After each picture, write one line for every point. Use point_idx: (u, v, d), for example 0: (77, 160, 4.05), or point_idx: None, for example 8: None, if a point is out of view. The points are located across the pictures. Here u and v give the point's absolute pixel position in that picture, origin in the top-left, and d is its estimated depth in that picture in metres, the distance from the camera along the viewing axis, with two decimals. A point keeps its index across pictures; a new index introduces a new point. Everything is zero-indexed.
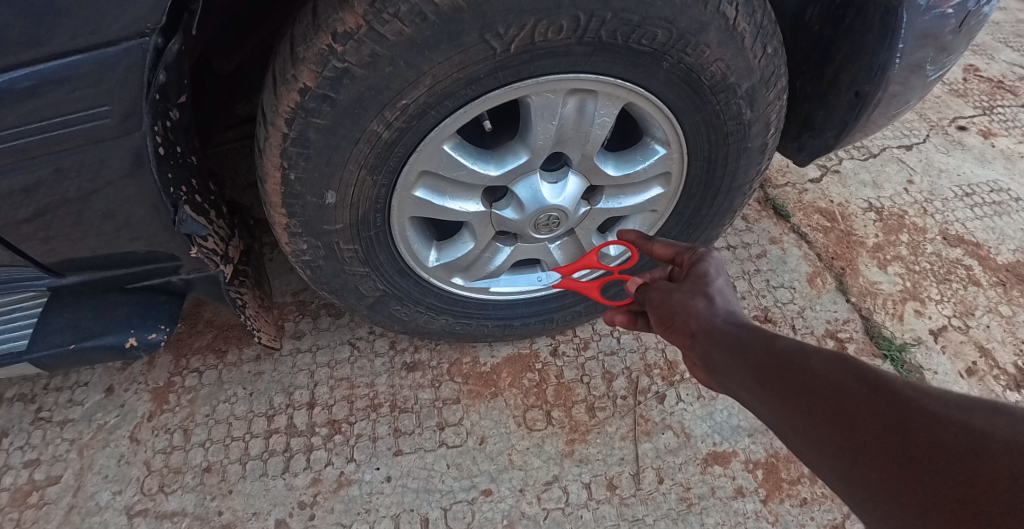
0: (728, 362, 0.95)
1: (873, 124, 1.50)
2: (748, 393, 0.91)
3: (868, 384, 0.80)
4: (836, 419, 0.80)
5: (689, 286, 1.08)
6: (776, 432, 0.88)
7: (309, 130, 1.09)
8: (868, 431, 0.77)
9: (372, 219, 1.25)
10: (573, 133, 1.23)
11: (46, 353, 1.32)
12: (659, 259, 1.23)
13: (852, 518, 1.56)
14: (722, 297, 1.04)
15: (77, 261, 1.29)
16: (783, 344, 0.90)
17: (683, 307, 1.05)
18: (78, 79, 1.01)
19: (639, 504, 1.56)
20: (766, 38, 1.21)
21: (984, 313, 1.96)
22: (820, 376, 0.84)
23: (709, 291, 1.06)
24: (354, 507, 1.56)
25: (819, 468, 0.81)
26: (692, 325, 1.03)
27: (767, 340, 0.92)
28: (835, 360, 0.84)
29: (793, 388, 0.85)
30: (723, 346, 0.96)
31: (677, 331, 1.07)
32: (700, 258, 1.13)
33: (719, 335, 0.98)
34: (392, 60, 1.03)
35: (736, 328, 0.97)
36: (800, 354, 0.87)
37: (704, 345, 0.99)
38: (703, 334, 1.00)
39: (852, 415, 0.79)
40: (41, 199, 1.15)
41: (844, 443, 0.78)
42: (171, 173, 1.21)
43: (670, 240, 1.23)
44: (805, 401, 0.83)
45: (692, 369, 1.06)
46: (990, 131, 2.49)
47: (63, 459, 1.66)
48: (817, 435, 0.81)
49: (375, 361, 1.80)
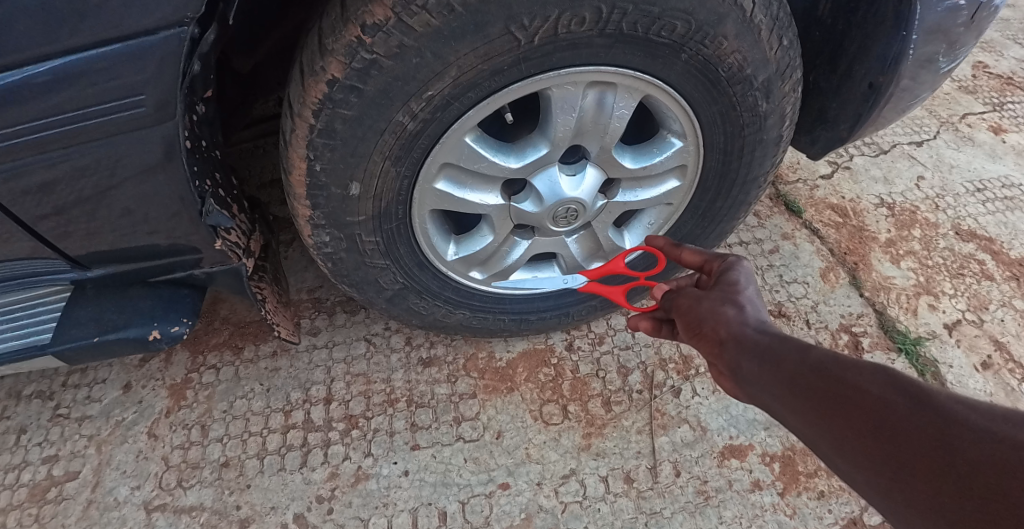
0: (757, 370, 0.96)
1: (885, 118, 1.50)
2: (778, 402, 0.93)
3: (909, 396, 0.79)
4: (873, 429, 0.80)
5: (717, 293, 1.11)
6: (807, 443, 0.88)
7: (335, 121, 1.10)
8: (908, 442, 0.76)
9: (394, 211, 1.26)
10: (592, 125, 1.24)
11: (70, 346, 1.33)
12: (687, 266, 1.26)
13: (870, 511, 1.55)
14: (751, 306, 1.07)
15: (102, 253, 1.31)
16: (816, 354, 0.91)
17: (713, 315, 1.08)
18: (114, 69, 1.02)
19: (655, 497, 1.56)
20: (782, 30, 1.22)
21: (998, 307, 1.96)
22: (859, 387, 0.84)
23: (737, 299, 1.08)
24: (372, 502, 1.57)
25: (853, 480, 0.81)
26: (720, 333, 1.05)
27: (801, 350, 0.93)
28: (874, 371, 0.84)
29: (827, 396, 0.86)
30: (753, 354, 0.98)
31: (704, 339, 1.08)
32: (729, 266, 1.15)
33: (748, 343, 1.00)
34: (419, 51, 1.04)
35: (766, 337, 0.99)
36: (836, 363, 0.88)
37: (732, 353, 1.01)
38: (731, 341, 1.02)
39: (890, 425, 0.79)
40: (70, 190, 1.17)
41: (879, 453, 0.78)
42: (197, 166, 1.23)
43: (698, 246, 1.27)
44: (840, 411, 0.83)
45: (717, 378, 1.08)
46: (1001, 127, 2.48)
47: (81, 455, 1.68)
48: (851, 445, 0.81)
49: (391, 356, 1.81)
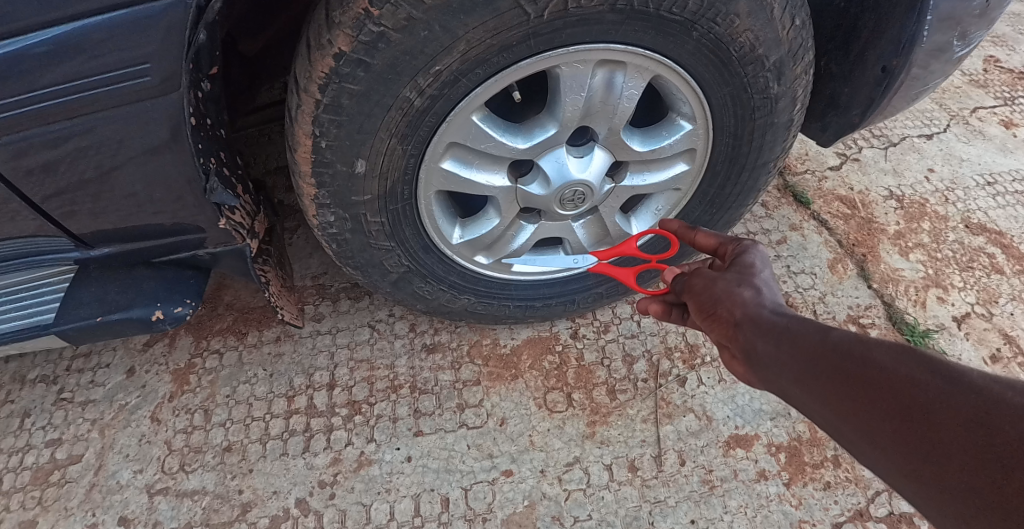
0: (774, 351, 0.93)
1: (897, 104, 1.48)
2: (797, 386, 0.89)
3: (940, 377, 0.76)
4: (903, 412, 0.77)
5: (732, 275, 1.07)
6: (829, 429, 0.85)
7: (342, 96, 1.09)
8: (939, 423, 0.74)
9: (400, 191, 1.25)
10: (601, 106, 1.22)
11: (73, 325, 1.33)
12: (701, 250, 1.24)
13: (877, 503, 1.54)
14: (767, 289, 1.04)
15: (106, 232, 1.30)
16: (838, 334, 0.88)
17: (728, 296, 1.04)
18: (114, 39, 1.01)
19: (660, 486, 1.55)
20: (795, 10, 1.20)
21: (1008, 301, 1.93)
22: (884, 368, 0.81)
23: (754, 281, 1.05)
24: (374, 487, 1.56)
25: (878, 466, 0.79)
26: (733, 314, 1.02)
27: (821, 332, 0.90)
28: (899, 350, 0.81)
29: (851, 378, 0.83)
30: (769, 335, 0.94)
31: (717, 320, 1.05)
32: (744, 249, 1.12)
33: (765, 325, 0.96)
34: (428, 24, 1.03)
35: (783, 318, 0.96)
36: (859, 343, 0.85)
37: (747, 334, 0.98)
38: (745, 322, 0.99)
39: (920, 407, 0.76)
40: (73, 167, 1.16)
41: (909, 437, 0.76)
42: (202, 144, 1.22)
43: (713, 230, 1.24)
44: (866, 392, 0.81)
45: (728, 362, 1.04)
46: (1012, 121, 2.45)
47: (84, 439, 1.67)
48: (878, 429, 0.78)
49: (395, 342, 1.80)
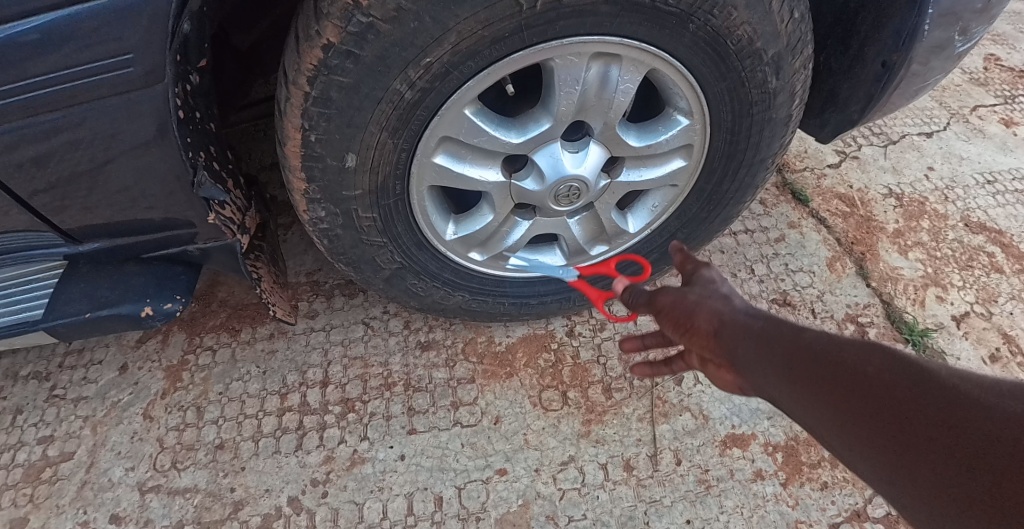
0: (753, 358, 0.89)
1: (896, 100, 1.47)
2: (780, 394, 0.85)
3: (919, 378, 0.74)
4: (892, 421, 0.74)
5: (699, 289, 1.04)
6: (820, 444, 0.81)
7: (331, 89, 1.07)
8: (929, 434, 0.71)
9: (391, 187, 1.23)
10: (596, 100, 1.21)
11: (62, 322, 1.31)
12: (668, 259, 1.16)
13: (874, 503, 1.52)
14: (733, 298, 1.01)
15: (95, 227, 1.29)
16: (815, 337, 0.85)
17: (700, 306, 1.00)
18: (101, 29, 0.99)
19: (656, 485, 1.54)
20: (794, 2, 1.18)
21: (1007, 301, 1.91)
22: (868, 371, 0.78)
23: (721, 294, 1.02)
24: (367, 486, 1.55)
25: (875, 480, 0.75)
26: (712, 323, 0.97)
27: (798, 336, 0.87)
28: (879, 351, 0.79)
29: (835, 383, 0.79)
30: (748, 341, 0.90)
31: (690, 331, 1.00)
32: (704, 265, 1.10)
33: (740, 331, 0.92)
34: (418, 15, 1.02)
35: (757, 322, 0.92)
36: (837, 346, 0.82)
37: (724, 342, 0.93)
38: (725, 330, 0.95)
39: (908, 415, 0.73)
40: (58, 162, 1.14)
41: (902, 448, 0.72)
42: (191, 138, 1.20)
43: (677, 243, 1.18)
44: (853, 398, 0.77)
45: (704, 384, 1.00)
46: (1012, 119, 2.43)
47: (76, 436, 1.66)
48: (869, 441, 0.75)
49: (389, 339, 1.79)
